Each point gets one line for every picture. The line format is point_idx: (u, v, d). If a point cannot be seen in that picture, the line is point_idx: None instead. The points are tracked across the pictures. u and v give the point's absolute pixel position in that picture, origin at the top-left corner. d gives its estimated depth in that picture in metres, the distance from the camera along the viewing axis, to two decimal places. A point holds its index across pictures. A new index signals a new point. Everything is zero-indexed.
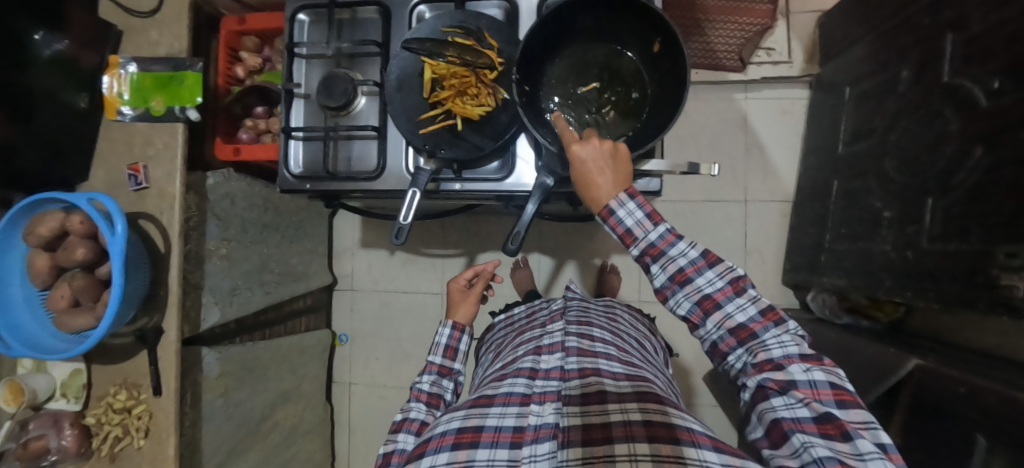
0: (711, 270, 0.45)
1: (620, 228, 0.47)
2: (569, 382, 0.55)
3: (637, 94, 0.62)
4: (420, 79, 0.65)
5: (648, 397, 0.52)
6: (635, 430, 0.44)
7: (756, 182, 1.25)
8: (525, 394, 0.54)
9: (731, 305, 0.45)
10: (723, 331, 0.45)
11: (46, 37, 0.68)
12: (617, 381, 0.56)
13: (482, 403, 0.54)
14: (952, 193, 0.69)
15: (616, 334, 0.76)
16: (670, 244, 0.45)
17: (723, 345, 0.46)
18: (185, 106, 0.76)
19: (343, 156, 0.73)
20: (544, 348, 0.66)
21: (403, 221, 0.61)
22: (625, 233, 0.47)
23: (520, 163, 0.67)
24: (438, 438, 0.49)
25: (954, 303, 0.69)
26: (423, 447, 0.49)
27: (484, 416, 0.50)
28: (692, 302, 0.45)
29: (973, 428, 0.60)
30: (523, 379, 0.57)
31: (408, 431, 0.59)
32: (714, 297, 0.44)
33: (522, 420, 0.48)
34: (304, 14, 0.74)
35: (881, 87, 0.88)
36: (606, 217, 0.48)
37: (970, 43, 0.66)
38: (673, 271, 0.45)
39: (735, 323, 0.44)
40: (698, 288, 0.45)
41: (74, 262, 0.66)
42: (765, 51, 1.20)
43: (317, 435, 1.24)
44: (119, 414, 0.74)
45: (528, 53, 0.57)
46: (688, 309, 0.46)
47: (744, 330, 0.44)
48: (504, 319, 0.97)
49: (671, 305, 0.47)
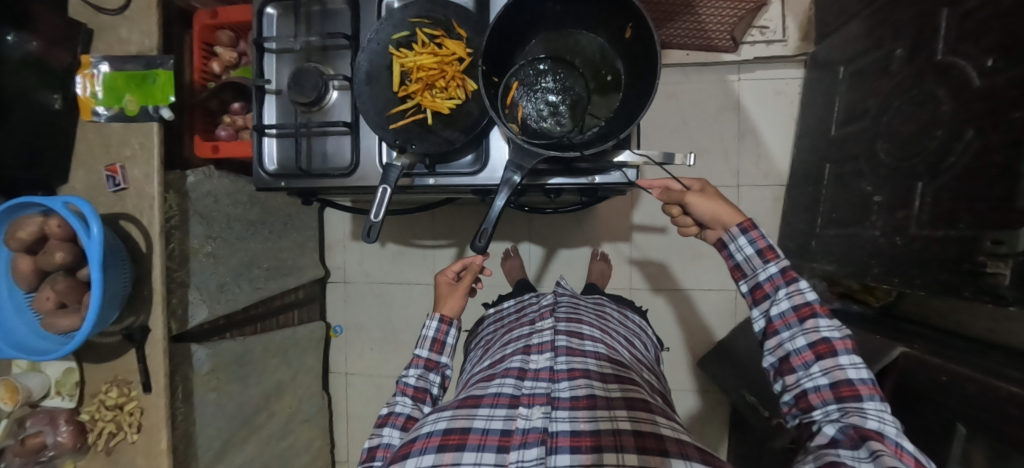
0: (827, 319, 0.49)
1: (764, 245, 0.54)
2: (559, 384, 0.56)
3: (610, 77, 0.60)
4: (389, 72, 0.63)
5: (638, 404, 0.52)
6: (624, 441, 0.44)
7: (750, 167, 1.22)
8: (514, 395, 0.54)
9: (846, 359, 0.47)
10: (826, 379, 0.47)
11: (18, 39, 0.67)
12: (607, 383, 0.56)
13: (470, 403, 0.53)
14: (941, 177, 0.67)
15: (605, 332, 0.76)
16: (798, 277, 0.51)
17: (816, 395, 0.47)
18: (158, 105, 0.76)
19: (318, 152, 0.72)
20: (533, 348, 0.66)
21: (374, 218, 0.60)
22: (766, 248, 0.54)
23: (494, 156, 0.66)
24: (424, 438, 0.49)
25: (942, 290, 0.67)
26: (407, 447, 0.49)
27: (471, 417, 0.50)
28: (806, 341, 0.48)
29: (954, 416, 0.59)
30: (512, 379, 0.57)
31: (393, 426, 0.62)
32: (831, 343, 0.47)
33: (510, 423, 0.49)
34: (273, 7, 0.72)
35: (876, 66, 0.85)
36: (750, 229, 0.55)
37: (965, 19, 0.63)
38: (799, 301, 0.50)
39: (845, 377, 0.46)
40: (817, 329, 0.48)
41: (55, 265, 0.67)
42: (758, 29, 1.15)
43: (315, 424, 1.27)
44: (111, 411, 0.76)
45: (495, 46, 0.55)
46: (798, 348, 0.49)
47: (849, 388, 0.45)
48: (495, 313, 0.98)
49: (782, 339, 0.50)
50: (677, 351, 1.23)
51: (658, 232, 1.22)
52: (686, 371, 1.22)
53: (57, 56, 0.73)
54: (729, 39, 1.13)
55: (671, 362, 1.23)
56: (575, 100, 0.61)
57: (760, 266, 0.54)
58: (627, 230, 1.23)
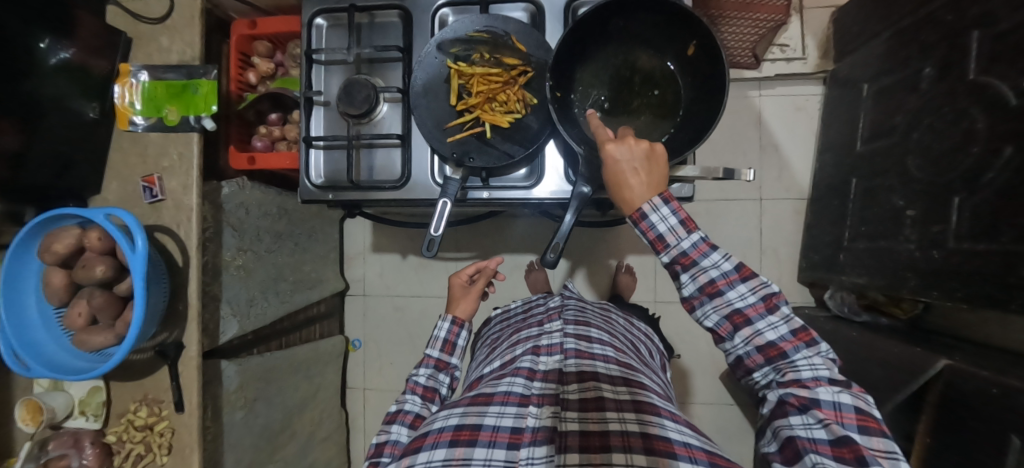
0: (738, 287, 0.45)
1: (686, 214, 0.47)
2: (567, 386, 0.53)
3: (659, 92, 0.61)
4: (447, 85, 0.63)
5: (646, 407, 0.50)
6: (633, 441, 0.42)
7: (771, 180, 1.24)
8: (524, 394, 0.51)
9: (762, 323, 0.45)
10: (751, 347, 0.46)
11: (51, 45, 0.65)
12: (615, 386, 0.53)
13: (480, 401, 0.51)
14: (980, 192, 0.68)
15: (613, 336, 0.75)
16: (708, 250, 0.46)
17: (749, 361, 0.47)
18: (200, 116, 0.73)
19: (365, 164, 0.72)
20: (542, 348, 0.64)
21: (434, 233, 0.59)
22: (656, 239, 0.47)
23: (549, 169, 0.66)
24: (435, 432, 0.46)
25: (984, 303, 0.68)
26: (418, 441, 0.46)
27: (482, 414, 0.47)
28: (720, 315, 0.46)
29: (1007, 429, 0.59)
30: (521, 379, 0.54)
31: (401, 423, 0.58)
32: (745, 313, 0.45)
33: (520, 421, 0.45)
34: (322, 18, 0.71)
35: (902, 84, 0.88)
36: (638, 221, 0.47)
37: (998, 41, 0.65)
38: (703, 281, 0.45)
39: (765, 342, 0.45)
40: (728, 302, 0.45)
41: (93, 280, 0.65)
42: (778, 48, 1.19)
43: (334, 441, 1.23)
44: (141, 432, 0.72)
45: (559, 59, 0.56)
46: (716, 322, 0.47)
47: (774, 350, 0.45)
48: (502, 313, 0.98)
49: (699, 316, 0.48)
50: (699, 363, 1.23)
51: None
52: (713, 384, 1.22)
53: (96, 65, 0.72)
54: (752, 56, 1.16)
55: (696, 376, 1.23)
56: (637, 114, 0.60)
57: (676, 240, 0.46)
58: None
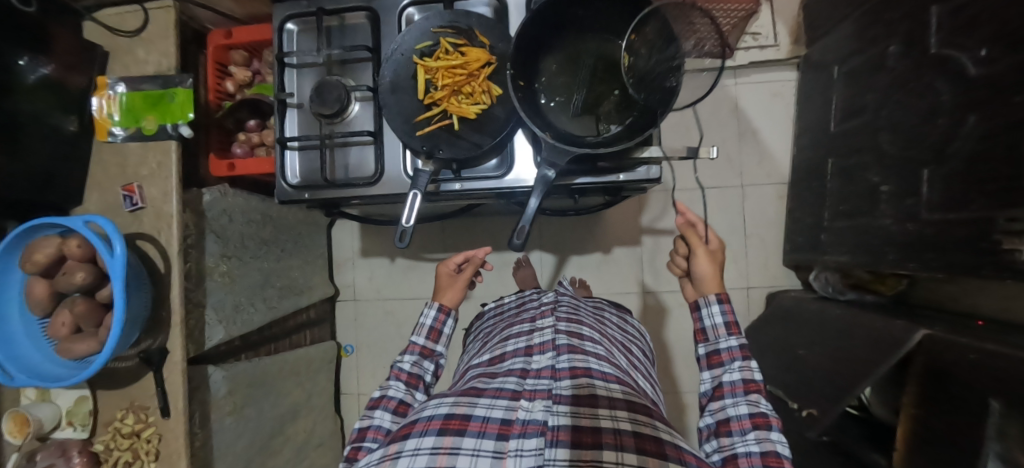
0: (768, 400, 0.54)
1: None
2: (561, 382, 0.53)
3: (619, 91, 0.61)
4: (414, 81, 0.65)
5: (638, 408, 0.49)
6: (624, 440, 0.41)
7: (752, 166, 1.26)
8: (516, 390, 0.51)
9: (777, 436, 0.50)
10: (757, 446, 0.49)
11: (30, 62, 0.65)
12: (608, 384, 0.54)
13: (471, 393, 0.51)
14: (949, 162, 0.69)
15: (605, 336, 0.74)
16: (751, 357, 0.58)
17: (745, 458, 0.49)
18: (177, 123, 0.76)
19: (341, 163, 0.73)
20: (535, 348, 0.64)
21: (406, 224, 0.60)
22: (730, 323, 0.62)
23: (519, 159, 0.67)
24: (424, 421, 0.45)
25: (961, 272, 0.69)
26: (407, 428, 0.45)
27: (472, 405, 0.47)
28: (747, 411, 0.53)
29: (986, 393, 0.59)
30: (514, 378, 0.55)
31: (384, 408, 0.60)
32: (767, 419, 0.51)
33: (510, 413, 0.46)
34: (293, 23, 0.73)
35: (870, 63, 0.89)
36: (722, 299, 0.64)
37: (955, 13, 0.66)
38: (748, 376, 0.56)
39: (774, 449, 0.48)
40: (758, 403, 0.53)
41: (74, 287, 0.65)
42: (750, 36, 1.22)
43: (328, 448, 1.23)
44: (128, 439, 0.73)
45: (521, 47, 0.57)
46: (739, 415, 0.53)
47: (775, 458, 0.47)
48: (496, 306, 0.99)
49: (725, 403, 0.55)
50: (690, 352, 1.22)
51: (668, 234, 1.24)
52: None
53: (74, 80, 0.73)
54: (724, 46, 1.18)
55: (688, 365, 1.22)
56: (602, 100, 0.61)
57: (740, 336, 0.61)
58: (637, 233, 1.25)
